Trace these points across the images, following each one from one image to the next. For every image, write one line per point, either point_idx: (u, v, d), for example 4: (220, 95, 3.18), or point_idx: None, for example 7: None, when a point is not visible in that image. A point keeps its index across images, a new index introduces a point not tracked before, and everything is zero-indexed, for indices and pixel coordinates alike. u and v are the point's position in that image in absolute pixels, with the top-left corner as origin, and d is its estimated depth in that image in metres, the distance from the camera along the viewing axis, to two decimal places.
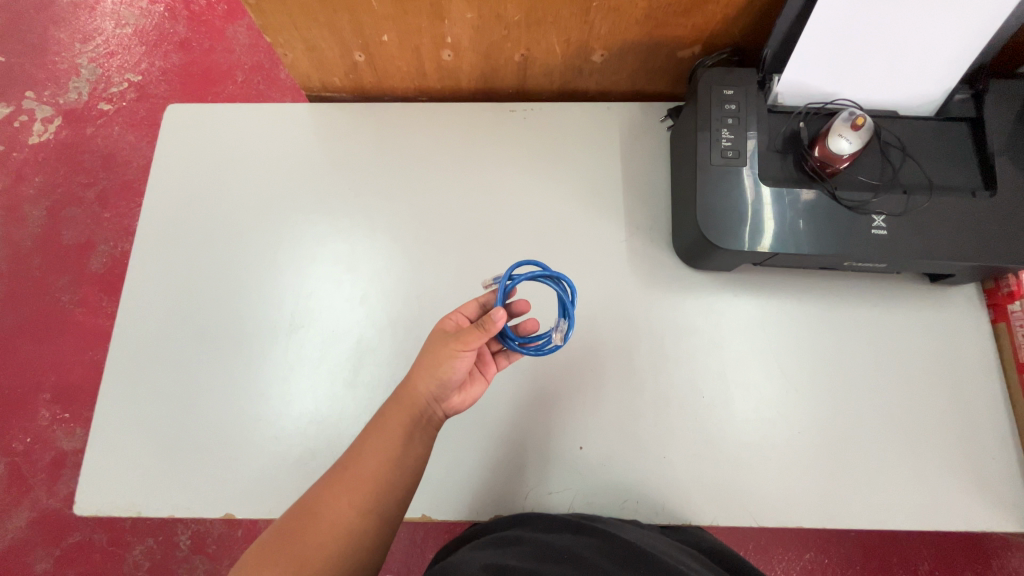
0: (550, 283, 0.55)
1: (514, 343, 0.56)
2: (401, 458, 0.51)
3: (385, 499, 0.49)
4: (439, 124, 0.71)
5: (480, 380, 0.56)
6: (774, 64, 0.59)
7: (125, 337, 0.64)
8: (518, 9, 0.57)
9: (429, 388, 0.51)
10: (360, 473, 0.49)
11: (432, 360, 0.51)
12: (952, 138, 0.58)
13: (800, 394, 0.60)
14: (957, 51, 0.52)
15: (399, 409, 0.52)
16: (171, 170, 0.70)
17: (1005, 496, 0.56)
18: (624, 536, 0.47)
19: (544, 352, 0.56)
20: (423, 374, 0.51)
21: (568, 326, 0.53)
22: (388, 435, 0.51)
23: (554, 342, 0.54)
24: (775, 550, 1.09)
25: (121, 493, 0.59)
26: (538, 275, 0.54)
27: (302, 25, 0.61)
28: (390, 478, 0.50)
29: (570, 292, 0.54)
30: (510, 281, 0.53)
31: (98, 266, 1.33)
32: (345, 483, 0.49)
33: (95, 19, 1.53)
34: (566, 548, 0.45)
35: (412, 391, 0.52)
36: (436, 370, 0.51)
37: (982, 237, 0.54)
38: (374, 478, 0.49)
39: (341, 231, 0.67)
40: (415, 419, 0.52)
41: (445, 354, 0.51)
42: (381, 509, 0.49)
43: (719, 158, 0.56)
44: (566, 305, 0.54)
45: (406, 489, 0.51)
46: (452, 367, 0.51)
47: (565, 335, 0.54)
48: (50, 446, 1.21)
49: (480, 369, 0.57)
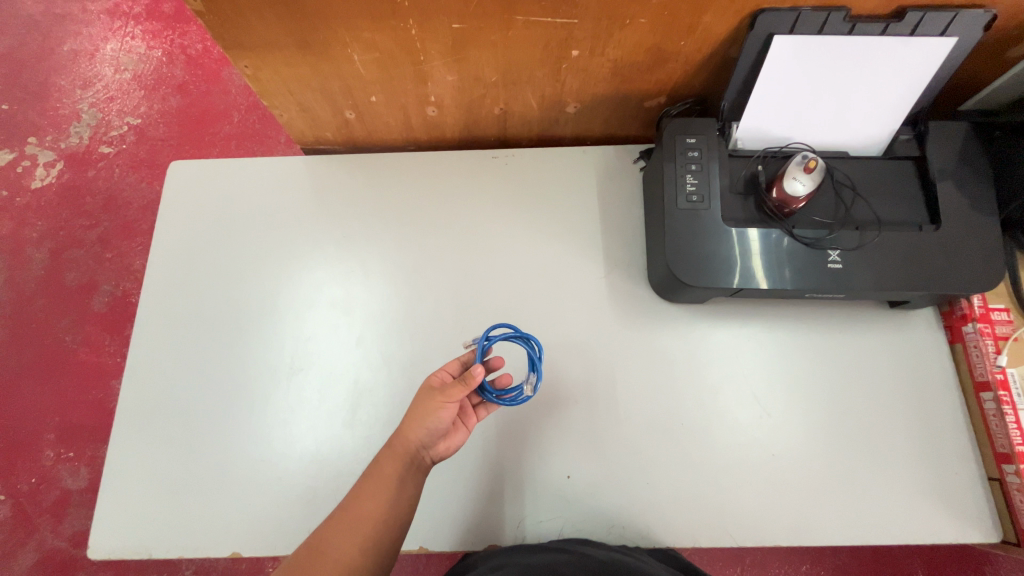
0: (521, 342, 0.61)
1: (492, 395, 0.60)
2: (396, 499, 0.54)
3: (383, 535, 0.52)
4: (427, 172, 0.75)
5: (461, 429, 0.60)
6: (732, 113, 0.63)
7: (133, 385, 0.67)
8: (494, 72, 0.63)
9: (419, 436, 0.55)
10: (360, 513, 0.52)
11: (420, 412, 0.55)
12: (900, 176, 0.63)
13: (773, 417, 0.63)
14: (894, 100, 0.58)
15: (393, 455, 0.55)
16: (176, 223, 0.74)
17: (969, 508, 0.60)
18: (596, 554, 0.51)
19: (519, 401, 0.60)
20: (413, 424, 0.55)
21: (537, 378, 0.59)
22: (382, 478, 0.54)
23: (525, 392, 0.59)
24: (771, 564, 1.12)
25: (133, 535, 0.62)
26: (511, 335, 0.60)
27: (296, 89, 0.66)
28: (387, 517, 0.53)
29: (538, 349, 0.60)
30: (487, 341, 0.59)
31: (100, 306, 1.37)
32: (346, 523, 0.52)
33: (95, 66, 1.58)
34: (546, 563, 0.49)
35: (403, 440, 0.55)
36: (424, 421, 0.55)
37: (930, 268, 0.59)
38: (372, 517, 0.52)
39: (337, 276, 0.71)
40: (406, 465, 0.55)
41: (432, 405, 0.55)
42: (379, 546, 0.52)
43: (685, 202, 0.61)
44: (535, 361, 0.60)
45: (401, 527, 0.54)
46: (438, 417, 0.55)
47: (535, 386, 0.59)
48: (55, 485, 1.23)
49: (461, 419, 0.61)
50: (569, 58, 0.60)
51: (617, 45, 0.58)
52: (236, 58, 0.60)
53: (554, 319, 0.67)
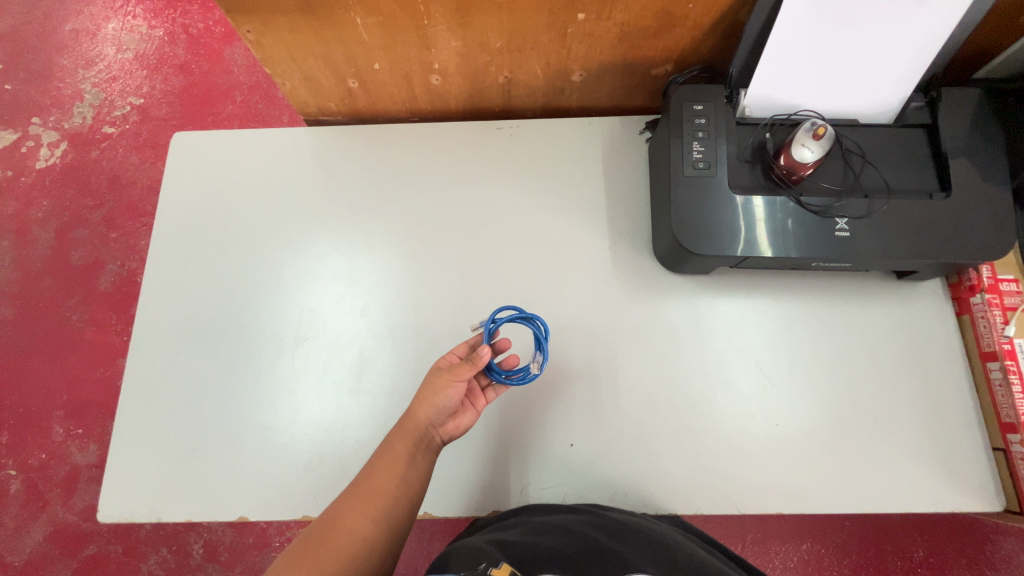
0: (526, 323, 0.63)
1: (500, 375, 0.61)
2: (408, 476, 0.54)
3: (395, 509, 0.53)
4: (431, 143, 0.75)
5: (470, 410, 0.60)
6: (740, 79, 0.62)
7: (139, 354, 0.68)
8: (499, 37, 0.62)
9: (428, 415, 0.56)
10: (372, 487, 0.53)
11: (429, 391, 0.56)
12: (910, 145, 0.62)
13: (777, 387, 0.63)
14: (906, 65, 0.56)
15: (402, 434, 0.56)
16: (181, 195, 0.74)
17: (972, 477, 0.60)
18: (609, 514, 0.53)
19: (528, 380, 0.61)
20: (422, 404, 0.56)
21: (543, 356, 0.60)
22: (393, 455, 0.55)
23: (532, 371, 0.60)
24: (772, 542, 1.12)
25: (142, 500, 0.63)
26: (516, 316, 0.62)
27: (299, 56, 0.65)
28: (398, 491, 0.53)
29: (544, 330, 0.61)
30: (494, 323, 0.61)
31: (106, 285, 1.37)
32: (359, 496, 0.53)
33: (97, 45, 1.57)
34: (560, 524, 0.51)
35: (413, 419, 0.56)
36: (433, 399, 0.56)
37: (939, 236, 0.58)
38: (385, 492, 0.53)
39: (341, 246, 0.71)
40: (416, 443, 0.56)
41: (439, 384, 0.56)
42: (391, 521, 0.52)
43: (691, 169, 0.60)
44: (541, 341, 0.61)
45: (413, 501, 0.54)
46: (446, 396, 0.56)
47: (541, 365, 0.60)
48: (65, 461, 1.25)
49: (470, 400, 0.61)
50: (575, 22, 0.59)
51: (624, 9, 0.57)
52: (238, 23, 0.60)
53: (559, 291, 0.67)
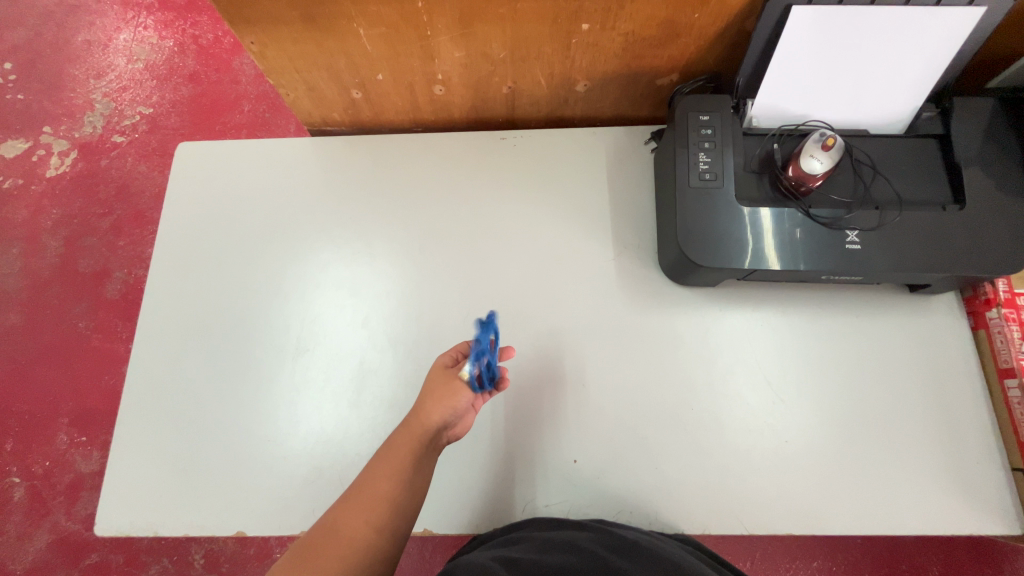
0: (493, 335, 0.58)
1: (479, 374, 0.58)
2: (413, 478, 0.53)
3: (397, 512, 0.52)
4: (435, 152, 0.74)
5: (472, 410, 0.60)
6: (747, 89, 0.61)
7: (141, 365, 0.68)
8: (501, 48, 0.61)
9: (442, 417, 0.55)
10: (375, 490, 0.52)
11: (444, 390, 0.55)
12: (923, 155, 0.60)
13: (785, 402, 0.62)
14: (917, 75, 0.55)
15: (408, 436, 0.54)
16: (185, 205, 0.74)
17: (990, 499, 0.58)
18: (617, 531, 0.52)
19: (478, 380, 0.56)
20: (435, 404, 0.54)
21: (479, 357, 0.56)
22: (398, 456, 0.53)
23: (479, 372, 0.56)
24: (781, 559, 1.10)
25: (140, 513, 0.62)
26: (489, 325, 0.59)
27: (302, 67, 0.65)
28: (401, 494, 0.52)
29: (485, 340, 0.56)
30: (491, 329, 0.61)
31: (113, 293, 1.38)
32: (360, 498, 0.52)
33: (108, 56, 1.59)
34: (566, 541, 0.49)
35: (425, 420, 0.54)
36: (448, 399, 0.55)
37: (953, 248, 0.57)
38: (387, 494, 0.52)
39: (343, 256, 0.71)
40: (423, 446, 0.54)
41: (452, 383, 0.55)
42: (393, 526, 0.51)
43: (697, 180, 0.59)
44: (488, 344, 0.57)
45: (415, 504, 0.53)
46: (461, 395, 0.55)
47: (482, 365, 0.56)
48: (68, 468, 1.25)
49: None
50: (579, 32, 0.59)
51: (629, 19, 0.57)
52: (242, 34, 0.60)
53: (562, 302, 0.66)
